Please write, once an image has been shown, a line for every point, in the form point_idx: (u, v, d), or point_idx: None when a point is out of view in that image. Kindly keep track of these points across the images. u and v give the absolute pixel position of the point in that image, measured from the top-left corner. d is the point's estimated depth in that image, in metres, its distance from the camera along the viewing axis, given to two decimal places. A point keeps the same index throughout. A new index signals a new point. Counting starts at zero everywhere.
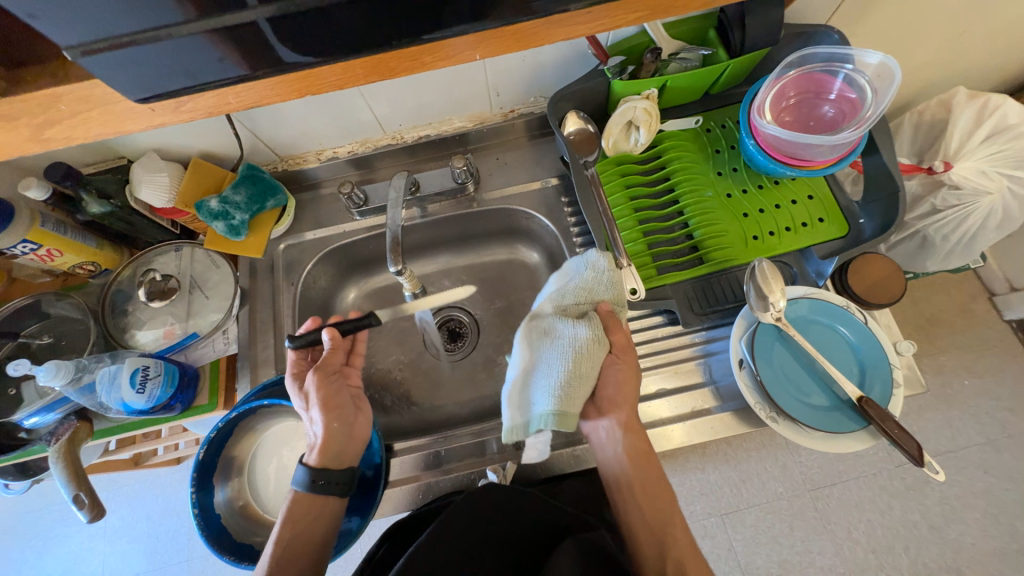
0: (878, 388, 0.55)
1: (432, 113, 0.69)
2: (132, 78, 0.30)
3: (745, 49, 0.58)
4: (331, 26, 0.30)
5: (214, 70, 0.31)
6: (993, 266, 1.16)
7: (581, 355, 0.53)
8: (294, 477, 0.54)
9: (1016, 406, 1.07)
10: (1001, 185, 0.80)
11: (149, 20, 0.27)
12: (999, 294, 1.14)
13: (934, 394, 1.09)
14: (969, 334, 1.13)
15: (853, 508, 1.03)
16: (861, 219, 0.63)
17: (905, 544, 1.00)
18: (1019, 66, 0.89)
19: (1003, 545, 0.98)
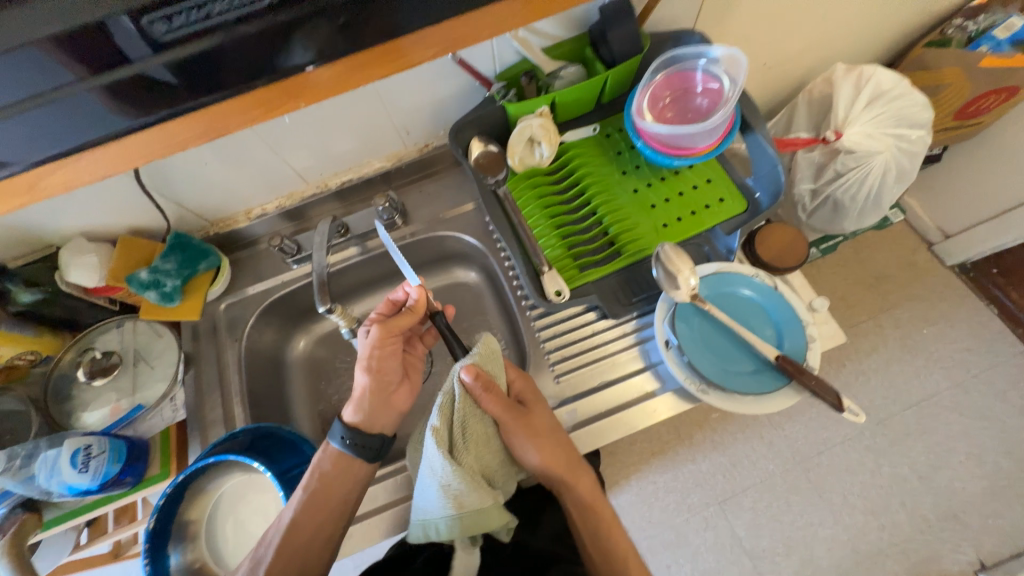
0: (793, 346, 0.58)
1: (351, 159, 0.74)
2: (54, 128, 0.43)
3: (616, 60, 0.64)
4: (221, 62, 0.42)
5: (120, 110, 0.43)
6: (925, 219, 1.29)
7: (440, 423, 0.52)
8: (334, 434, 0.58)
9: (972, 345, 1.15)
10: (890, 142, 0.86)
11: (62, 76, 0.40)
12: (937, 244, 1.26)
13: (897, 347, 1.15)
14: (919, 286, 1.22)
15: (843, 473, 1.05)
16: (757, 193, 0.67)
17: (902, 501, 1.02)
18: (885, 38, 1.00)
19: (991, 483, 1.02)
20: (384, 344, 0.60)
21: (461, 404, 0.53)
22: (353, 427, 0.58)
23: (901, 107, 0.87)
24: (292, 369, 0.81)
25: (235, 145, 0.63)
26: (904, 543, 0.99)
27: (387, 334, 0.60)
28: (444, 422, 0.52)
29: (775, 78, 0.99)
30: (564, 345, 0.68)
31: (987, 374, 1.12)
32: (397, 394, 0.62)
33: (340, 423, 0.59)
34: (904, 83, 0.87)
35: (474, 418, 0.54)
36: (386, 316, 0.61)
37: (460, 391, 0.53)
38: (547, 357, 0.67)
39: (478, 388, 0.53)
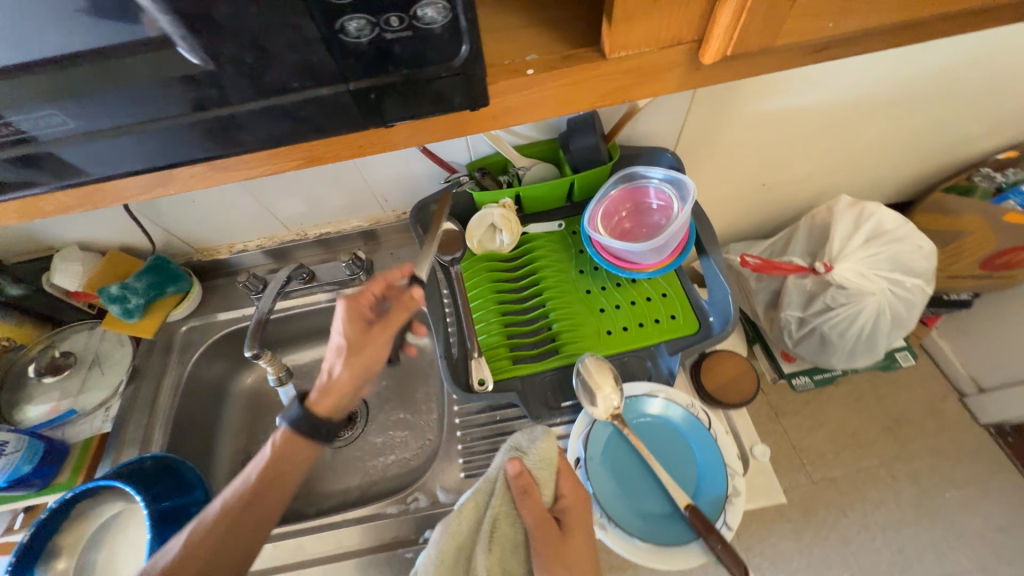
0: (710, 497, 0.53)
1: (331, 215, 0.79)
2: (129, 155, 0.32)
3: (580, 165, 0.66)
4: (344, 110, 0.32)
5: (214, 150, 0.33)
6: (959, 366, 1.27)
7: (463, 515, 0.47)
8: (289, 417, 0.52)
9: (998, 520, 1.13)
10: (884, 286, 0.82)
11: (165, 109, 0.30)
12: (970, 395, 1.25)
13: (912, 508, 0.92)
14: (941, 437, 1.22)
15: None
16: (710, 317, 0.64)
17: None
18: (895, 181, 0.99)
19: None
20: (372, 337, 0.54)
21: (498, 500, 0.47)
22: (321, 417, 0.52)
23: (898, 251, 0.83)
24: (234, 400, 0.83)
25: (224, 191, 0.70)
26: None
27: (371, 332, 0.54)
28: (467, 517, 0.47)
29: (774, 198, 0.97)
30: (482, 438, 0.65)
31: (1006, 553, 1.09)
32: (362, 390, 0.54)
33: (301, 406, 0.53)
34: (908, 227, 0.83)
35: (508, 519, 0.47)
36: (367, 324, 0.55)
37: (499, 486, 0.47)
38: (458, 445, 0.65)
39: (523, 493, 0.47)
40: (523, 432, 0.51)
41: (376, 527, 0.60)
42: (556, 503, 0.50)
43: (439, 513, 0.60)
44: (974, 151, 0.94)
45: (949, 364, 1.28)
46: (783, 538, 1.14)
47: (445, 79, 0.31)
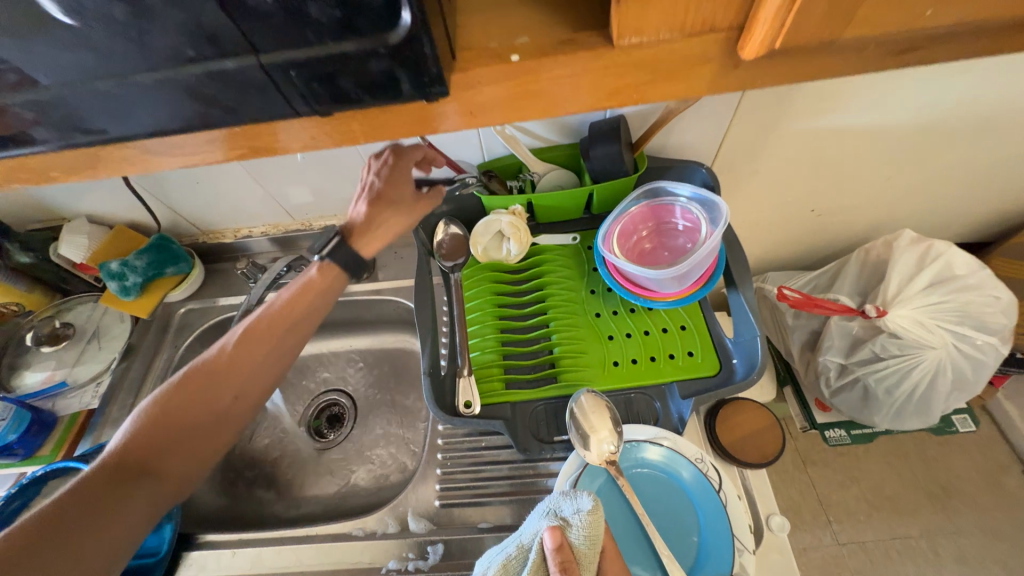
0: (711, 573, 0.46)
1: (336, 207, 0.76)
2: (109, 114, 0.30)
3: (599, 175, 0.59)
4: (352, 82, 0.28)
5: (196, 118, 0.30)
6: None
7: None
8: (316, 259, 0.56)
9: None
10: (946, 340, 0.71)
11: (144, 62, 0.27)
12: None
13: None
14: (1001, 516, 1.08)
15: None
16: (734, 358, 0.56)
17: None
18: (970, 219, 0.86)
19: None
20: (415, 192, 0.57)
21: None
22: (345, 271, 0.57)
23: (969, 301, 0.72)
24: None
25: (223, 171, 0.66)
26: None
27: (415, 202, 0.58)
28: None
29: (823, 227, 0.87)
30: (462, 463, 0.60)
31: None
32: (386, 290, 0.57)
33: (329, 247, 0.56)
34: (983, 274, 0.72)
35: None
36: (419, 192, 0.59)
37: (533, 557, 0.39)
38: (437, 468, 0.60)
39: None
40: (571, 496, 0.42)
41: (340, 547, 0.56)
42: None
43: (406, 542, 0.55)
44: None
45: (1014, 429, 1.13)
46: None
47: (381, 57, 0.27)
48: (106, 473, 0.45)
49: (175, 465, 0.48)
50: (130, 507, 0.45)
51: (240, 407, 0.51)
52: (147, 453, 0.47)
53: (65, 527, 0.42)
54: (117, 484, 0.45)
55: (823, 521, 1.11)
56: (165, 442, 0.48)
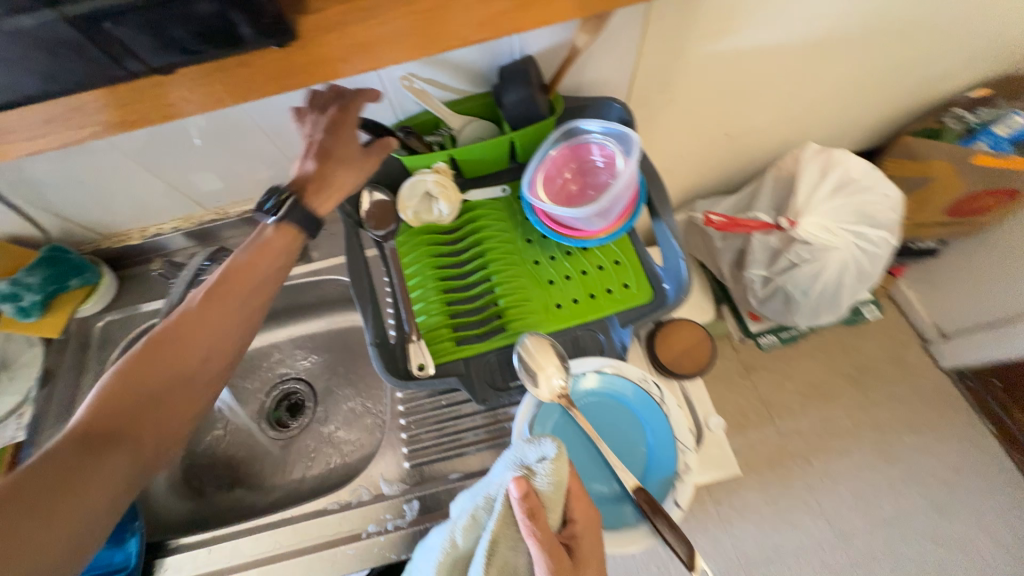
0: (659, 475, 0.51)
1: (250, 190, 0.71)
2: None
3: (517, 122, 0.58)
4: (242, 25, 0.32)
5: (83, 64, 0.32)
6: (923, 313, 1.28)
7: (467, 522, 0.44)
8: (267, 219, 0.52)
9: (956, 462, 1.18)
10: (849, 240, 0.79)
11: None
12: (931, 342, 1.27)
13: (851, 442, 1.22)
14: (905, 386, 1.26)
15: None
16: (665, 283, 0.59)
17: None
18: (864, 126, 0.94)
19: None
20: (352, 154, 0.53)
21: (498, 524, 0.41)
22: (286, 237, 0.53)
23: (865, 202, 0.79)
24: None
25: (94, 156, 0.58)
26: None
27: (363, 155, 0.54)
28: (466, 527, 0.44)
29: (739, 150, 0.91)
30: (426, 424, 0.62)
31: (962, 493, 1.16)
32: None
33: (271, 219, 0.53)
34: (875, 175, 0.79)
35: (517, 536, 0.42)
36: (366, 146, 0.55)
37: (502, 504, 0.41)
38: (401, 433, 0.62)
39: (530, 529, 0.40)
40: (533, 445, 0.43)
41: (319, 524, 0.57)
42: (566, 528, 0.44)
43: (382, 506, 0.57)
44: (946, 89, 0.88)
45: (913, 310, 1.30)
46: (752, 490, 1.21)
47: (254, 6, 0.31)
48: (69, 446, 0.41)
49: (149, 430, 0.44)
50: (107, 473, 0.41)
51: (212, 366, 0.48)
52: (116, 420, 0.43)
53: (27, 498, 0.38)
54: (86, 452, 0.41)
55: (766, 419, 1.26)
56: (132, 407, 0.44)
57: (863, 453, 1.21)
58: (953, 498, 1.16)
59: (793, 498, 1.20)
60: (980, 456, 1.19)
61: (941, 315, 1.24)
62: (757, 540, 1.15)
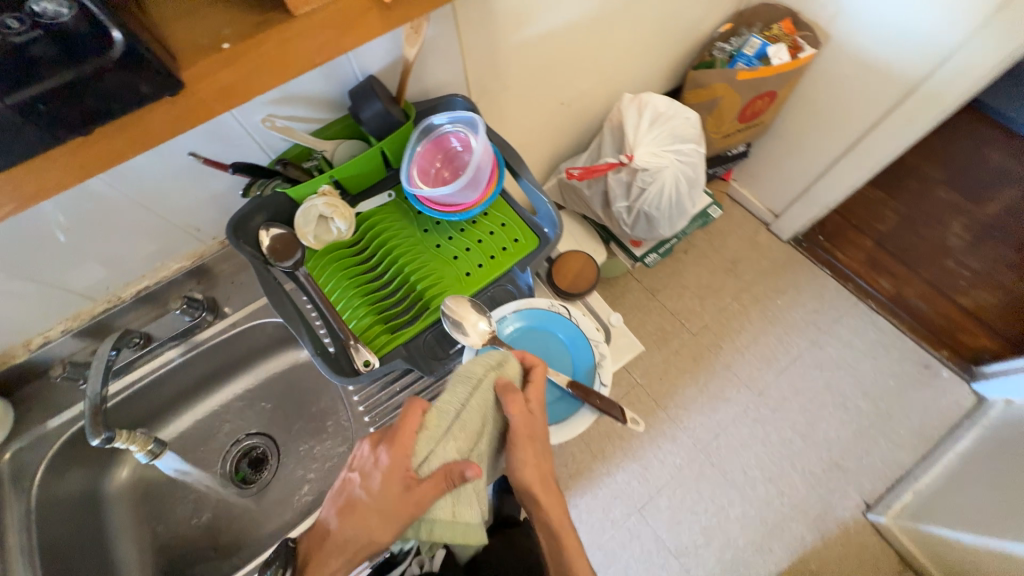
0: (584, 369, 0.65)
1: (139, 266, 0.70)
2: None
3: (380, 132, 0.67)
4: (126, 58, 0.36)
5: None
6: (758, 203, 1.60)
7: (453, 427, 0.54)
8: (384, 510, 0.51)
9: (816, 305, 1.51)
10: (673, 159, 1.00)
11: None
12: (771, 223, 1.60)
13: (761, 321, 1.48)
14: (765, 261, 1.57)
15: (738, 451, 1.33)
16: (544, 228, 0.72)
17: (791, 462, 1.32)
18: (661, 69, 1.17)
19: (854, 426, 1.35)
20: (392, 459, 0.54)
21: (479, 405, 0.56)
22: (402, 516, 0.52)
23: (676, 126, 1.00)
24: (113, 501, 0.75)
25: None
26: (798, 500, 1.28)
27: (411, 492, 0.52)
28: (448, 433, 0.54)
29: (575, 114, 1.09)
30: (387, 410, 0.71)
31: (828, 326, 1.48)
32: (355, 484, 0.55)
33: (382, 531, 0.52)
34: (675, 105, 1.00)
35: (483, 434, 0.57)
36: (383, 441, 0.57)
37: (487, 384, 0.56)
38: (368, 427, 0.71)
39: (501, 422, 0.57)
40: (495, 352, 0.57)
41: None
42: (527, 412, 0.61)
43: None
44: (703, 30, 1.14)
45: (751, 203, 1.62)
46: (688, 386, 1.42)
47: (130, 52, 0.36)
48: None
49: None
50: None
51: None
52: None
53: None
54: None
55: (679, 326, 1.49)
56: None
57: (755, 323, 1.48)
58: (823, 332, 1.47)
59: (722, 376, 1.42)
60: (830, 295, 1.52)
61: (769, 200, 1.56)
62: (705, 423, 1.37)
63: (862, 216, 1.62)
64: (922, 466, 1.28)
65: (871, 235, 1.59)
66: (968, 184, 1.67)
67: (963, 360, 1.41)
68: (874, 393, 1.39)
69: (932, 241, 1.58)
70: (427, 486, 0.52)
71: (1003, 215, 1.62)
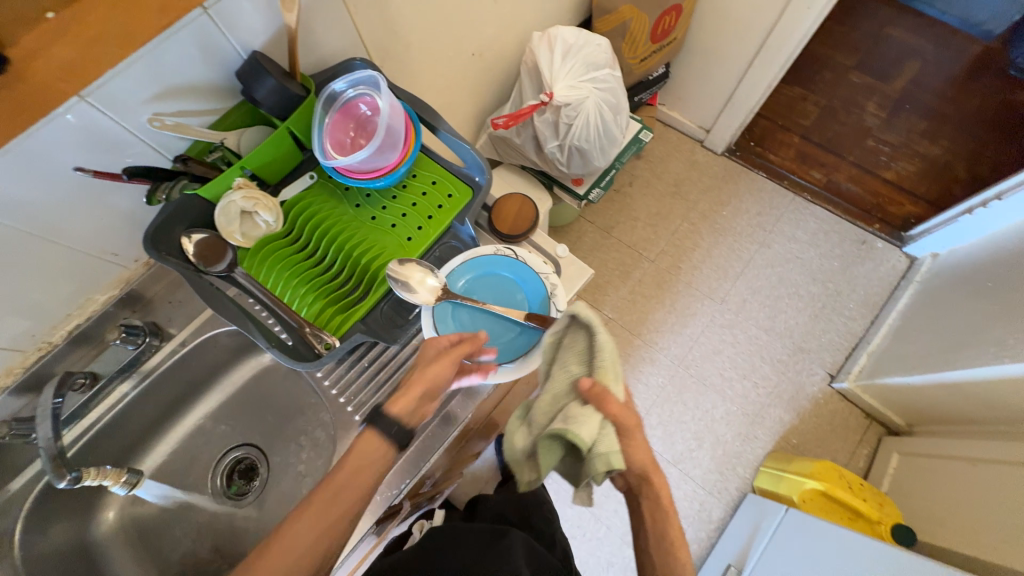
0: (539, 301, 0.69)
1: (61, 307, 0.66)
2: None
3: (283, 111, 0.64)
4: None
5: None
6: (688, 122, 1.63)
7: (582, 359, 0.58)
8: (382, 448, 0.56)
9: (759, 208, 1.58)
10: (592, 88, 1.00)
11: None
12: (704, 139, 1.64)
13: (712, 235, 1.55)
14: (707, 177, 1.62)
15: (711, 358, 1.42)
16: (475, 177, 0.72)
17: (760, 355, 1.42)
18: (565, 1, 1.15)
19: (810, 310, 1.45)
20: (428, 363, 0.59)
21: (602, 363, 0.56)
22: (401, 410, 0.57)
23: (587, 55, 1.00)
24: (110, 545, 0.73)
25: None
26: (772, 387, 1.38)
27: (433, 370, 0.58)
28: (574, 360, 0.58)
29: (489, 63, 1.07)
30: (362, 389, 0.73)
31: (773, 226, 1.56)
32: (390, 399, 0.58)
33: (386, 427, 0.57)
34: (583, 33, 1.00)
35: (618, 384, 0.56)
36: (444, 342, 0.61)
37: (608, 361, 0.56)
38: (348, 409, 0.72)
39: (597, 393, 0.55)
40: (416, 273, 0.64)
41: None
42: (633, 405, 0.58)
43: None
44: None
45: (682, 123, 1.65)
46: (656, 310, 1.48)
47: None
48: None
49: None
50: None
51: None
52: None
53: None
54: None
55: (637, 256, 1.54)
56: None
57: (707, 238, 1.55)
58: (769, 232, 1.55)
59: (687, 294, 1.48)
60: (770, 196, 1.59)
61: (698, 117, 1.60)
62: (678, 340, 1.44)
63: (785, 115, 1.69)
64: (872, 331, 1.40)
65: (797, 132, 1.66)
66: (875, 65, 1.75)
67: (893, 229, 1.52)
68: (822, 276, 1.49)
69: (852, 125, 1.66)
70: (443, 367, 0.58)
71: (910, 88, 1.71)
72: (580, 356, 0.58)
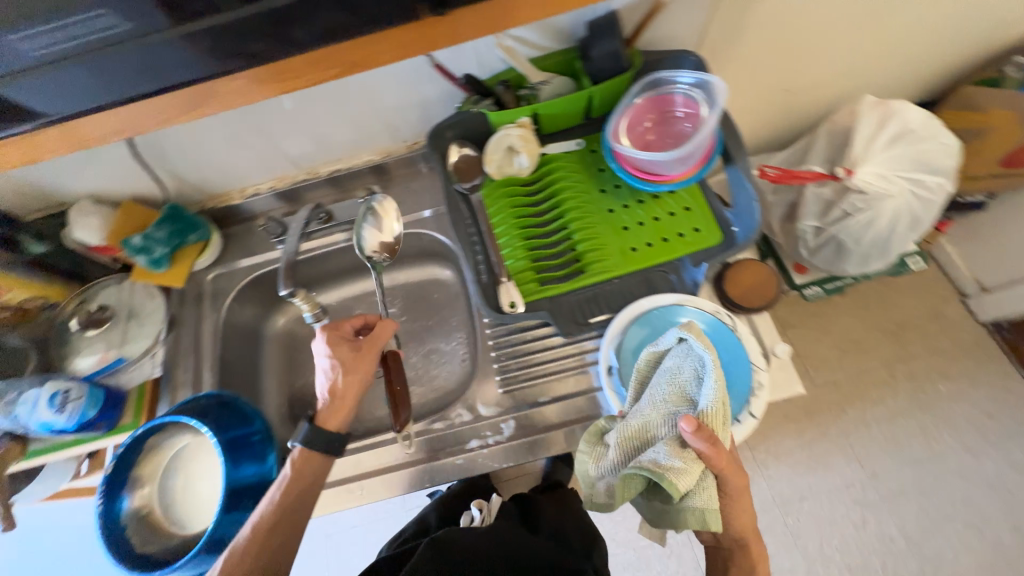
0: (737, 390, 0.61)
1: (339, 149, 0.77)
2: None
3: (601, 76, 0.62)
4: None
5: None
6: (964, 268, 1.30)
7: (682, 395, 0.52)
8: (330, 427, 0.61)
9: (992, 410, 1.23)
10: (904, 188, 0.82)
11: None
12: (971, 297, 1.30)
13: (909, 402, 1.25)
14: (946, 340, 1.29)
15: (823, 524, 1.19)
16: (734, 227, 0.64)
17: (883, 561, 1.15)
18: (921, 76, 0.94)
19: (981, 558, 1.13)
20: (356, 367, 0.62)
21: (711, 406, 0.49)
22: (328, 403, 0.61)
23: (923, 150, 0.82)
24: (270, 341, 0.88)
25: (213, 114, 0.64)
26: None
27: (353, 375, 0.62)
28: (672, 390, 0.52)
29: (792, 106, 0.94)
30: (513, 356, 0.70)
31: (997, 440, 1.20)
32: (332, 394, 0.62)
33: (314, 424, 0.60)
34: (934, 123, 0.81)
35: (723, 432, 0.49)
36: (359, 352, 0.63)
37: (714, 403, 0.48)
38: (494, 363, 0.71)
39: (711, 447, 0.47)
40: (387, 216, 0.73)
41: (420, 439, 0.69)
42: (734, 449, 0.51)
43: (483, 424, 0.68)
44: (1011, 37, 0.88)
45: (954, 265, 1.32)
46: (788, 437, 1.28)
47: None
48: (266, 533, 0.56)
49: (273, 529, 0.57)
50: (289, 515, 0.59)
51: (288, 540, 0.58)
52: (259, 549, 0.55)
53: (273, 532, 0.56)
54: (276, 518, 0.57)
55: (803, 372, 1.31)
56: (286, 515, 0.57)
57: (900, 401, 1.26)
58: (984, 442, 1.21)
59: (835, 444, 1.24)
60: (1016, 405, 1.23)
61: (981, 270, 1.26)
62: (796, 482, 1.23)
63: None
64: None
65: None
66: None
67: None
68: None
69: None
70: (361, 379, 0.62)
71: None
72: (688, 396, 0.51)
